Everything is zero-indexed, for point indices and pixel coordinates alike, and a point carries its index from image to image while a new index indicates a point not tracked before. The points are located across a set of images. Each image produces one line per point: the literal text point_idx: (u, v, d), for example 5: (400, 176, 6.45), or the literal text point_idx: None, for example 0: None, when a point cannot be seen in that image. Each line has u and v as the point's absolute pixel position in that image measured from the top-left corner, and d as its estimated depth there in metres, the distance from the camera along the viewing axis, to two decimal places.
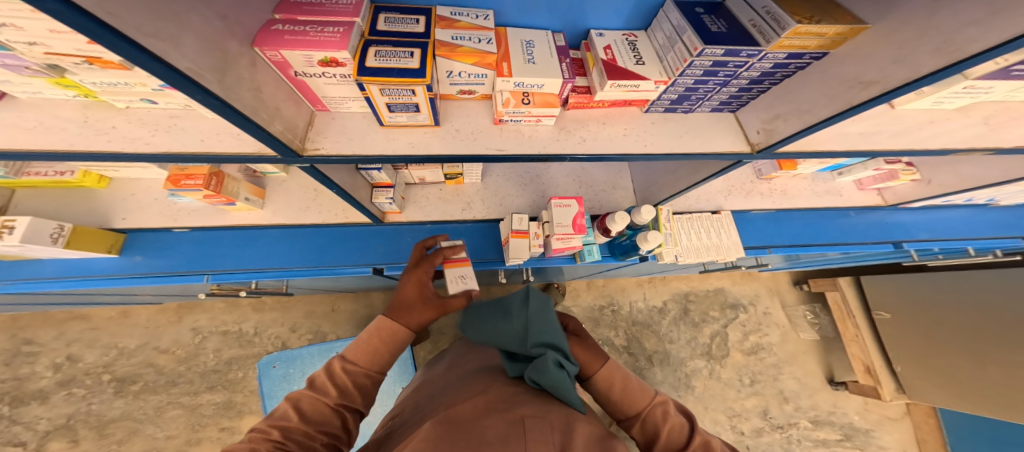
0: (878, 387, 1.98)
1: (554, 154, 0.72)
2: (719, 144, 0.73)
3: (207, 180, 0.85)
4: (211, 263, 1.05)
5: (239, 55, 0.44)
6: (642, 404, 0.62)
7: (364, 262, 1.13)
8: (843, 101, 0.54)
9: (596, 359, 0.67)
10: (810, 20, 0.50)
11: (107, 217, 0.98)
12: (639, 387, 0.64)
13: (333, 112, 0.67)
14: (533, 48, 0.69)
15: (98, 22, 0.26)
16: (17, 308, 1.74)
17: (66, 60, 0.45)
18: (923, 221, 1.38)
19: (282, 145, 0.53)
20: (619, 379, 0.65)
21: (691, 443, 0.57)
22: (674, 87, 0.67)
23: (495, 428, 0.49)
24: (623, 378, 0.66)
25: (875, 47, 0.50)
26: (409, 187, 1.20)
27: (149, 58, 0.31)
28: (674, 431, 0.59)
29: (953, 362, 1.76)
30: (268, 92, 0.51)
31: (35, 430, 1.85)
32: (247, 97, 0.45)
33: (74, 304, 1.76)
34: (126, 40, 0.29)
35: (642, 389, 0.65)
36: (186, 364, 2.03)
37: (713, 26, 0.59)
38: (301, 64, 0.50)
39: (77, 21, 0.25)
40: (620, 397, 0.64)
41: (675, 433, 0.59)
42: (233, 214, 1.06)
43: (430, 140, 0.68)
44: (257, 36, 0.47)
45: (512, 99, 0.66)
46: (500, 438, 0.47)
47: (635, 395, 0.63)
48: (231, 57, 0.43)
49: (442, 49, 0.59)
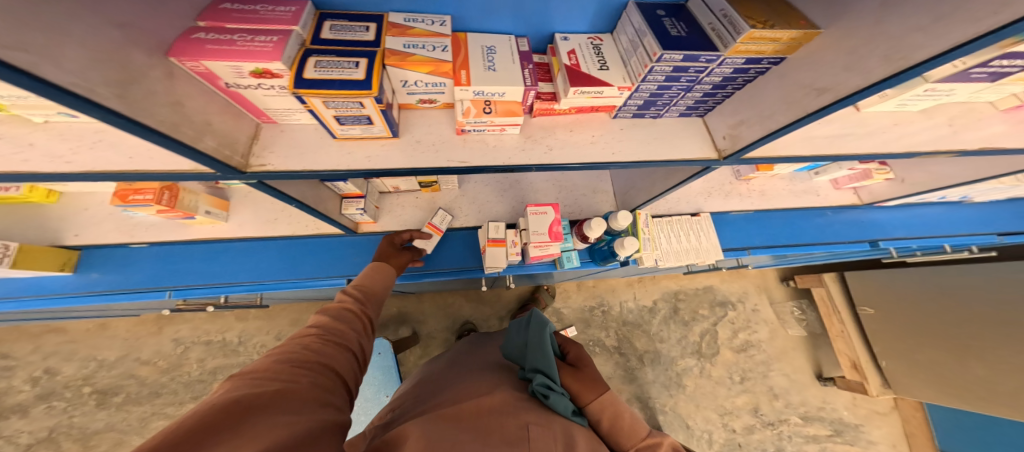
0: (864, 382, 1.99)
1: (518, 163, 0.69)
2: (687, 151, 0.71)
3: (158, 195, 0.82)
4: (176, 278, 1.02)
5: (150, 68, 0.41)
6: (628, 446, 0.59)
7: (338, 273, 1.10)
8: (801, 108, 0.52)
9: (589, 390, 0.65)
10: (765, 24, 0.48)
11: (59, 234, 0.93)
12: (628, 427, 0.60)
13: (282, 124, 0.63)
14: (494, 54, 0.67)
15: None
16: None
17: None
18: (902, 218, 1.38)
19: (216, 162, 0.50)
20: (610, 413, 0.62)
21: None
22: (638, 93, 0.65)
23: (505, 430, 0.52)
24: (613, 414, 0.62)
25: (829, 52, 0.48)
26: (384, 195, 1.17)
27: (26, 76, 0.28)
28: None
29: (933, 356, 1.78)
30: (193, 105, 0.48)
31: (13, 446, 1.80)
32: (163, 112, 0.42)
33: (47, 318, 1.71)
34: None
35: (632, 428, 0.60)
36: (169, 375, 1.99)
37: (673, 30, 0.57)
38: (230, 75, 0.47)
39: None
40: (608, 433, 0.61)
41: None
42: (198, 227, 1.02)
43: (388, 152, 0.65)
44: (177, 45, 0.44)
45: (472, 109, 0.63)
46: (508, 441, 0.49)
47: (622, 434, 0.60)
48: (138, 70, 0.39)
49: (392, 58, 0.56)
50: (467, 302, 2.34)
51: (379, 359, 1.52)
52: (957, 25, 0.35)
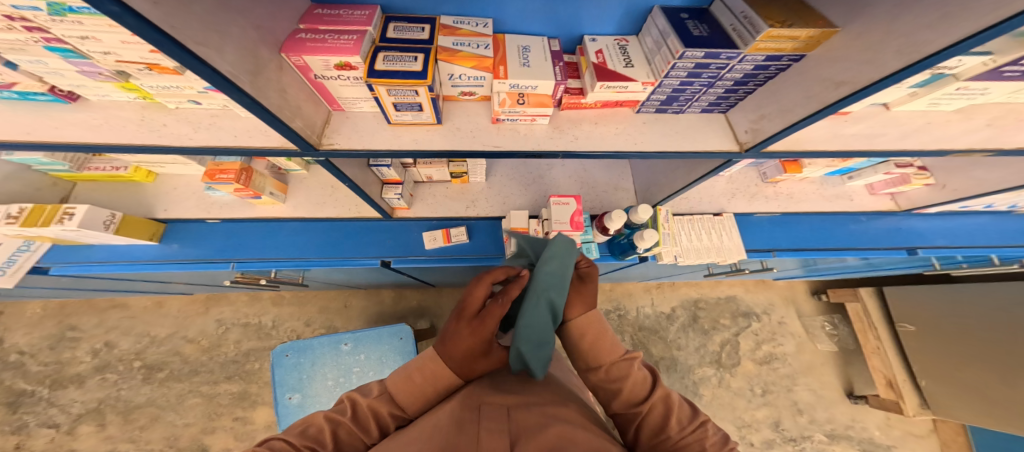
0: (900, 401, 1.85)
1: (547, 150, 0.76)
2: (707, 144, 0.75)
3: (238, 175, 0.95)
4: (238, 252, 1.14)
5: (270, 61, 0.52)
6: (606, 360, 0.64)
7: (373, 255, 1.20)
8: (820, 100, 0.55)
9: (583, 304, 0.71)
10: (782, 23, 0.52)
11: (152, 208, 1.09)
12: (608, 346, 0.65)
13: (348, 112, 0.74)
14: (529, 52, 0.75)
15: (165, 33, 0.34)
16: (66, 294, 1.90)
17: (131, 67, 0.53)
18: (944, 228, 1.31)
19: (301, 139, 0.60)
20: (597, 330, 0.67)
21: (651, 396, 0.58)
22: (660, 89, 0.70)
23: (449, 415, 0.52)
24: (597, 333, 0.67)
25: (845, 48, 0.52)
26: (418, 185, 1.27)
27: (203, 64, 0.38)
28: (637, 386, 0.60)
29: (985, 378, 1.66)
30: (292, 93, 0.58)
31: (65, 415, 1.96)
32: (274, 97, 0.53)
33: (118, 291, 1.92)
34: (182, 48, 0.36)
35: (612, 348, 0.65)
36: (209, 354, 2.16)
37: (695, 31, 0.63)
38: (320, 68, 0.58)
39: (149, 34, 0.32)
40: (589, 347, 0.66)
41: (637, 388, 0.60)
42: (260, 207, 1.16)
43: (433, 136, 0.74)
44: (286, 45, 0.54)
45: (507, 100, 0.71)
46: (453, 423, 0.50)
47: (600, 351, 0.65)
48: (263, 61, 0.50)
49: (443, 54, 0.65)
50: None
51: (401, 344, 1.57)
52: (962, 23, 0.38)
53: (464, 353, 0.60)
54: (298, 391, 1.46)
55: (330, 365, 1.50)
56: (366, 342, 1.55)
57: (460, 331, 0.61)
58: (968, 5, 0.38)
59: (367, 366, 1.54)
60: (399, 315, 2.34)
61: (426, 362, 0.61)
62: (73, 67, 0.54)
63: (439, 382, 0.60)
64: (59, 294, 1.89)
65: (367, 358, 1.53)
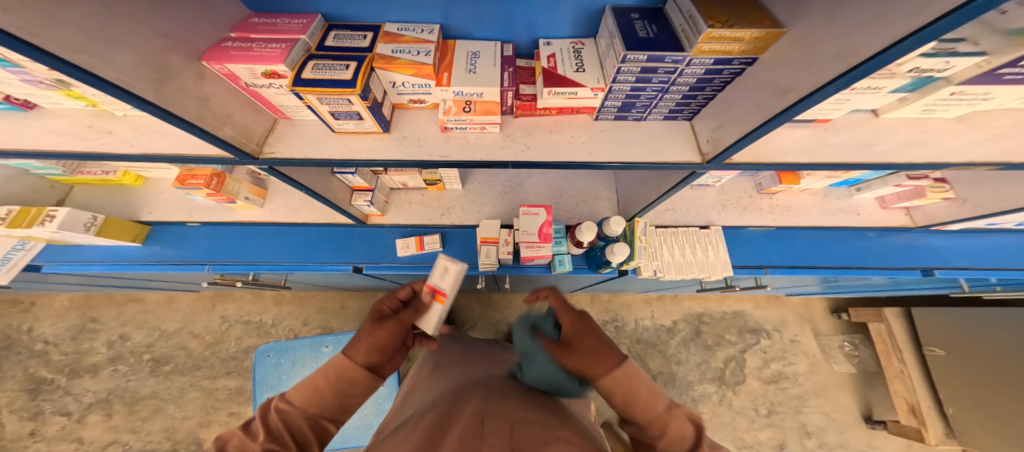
0: (921, 429, 1.77)
1: (495, 160, 0.72)
2: (667, 154, 0.69)
3: (208, 180, 0.97)
4: (216, 254, 1.18)
5: (184, 69, 0.52)
6: (640, 419, 0.52)
7: (345, 260, 1.19)
8: (768, 109, 0.49)
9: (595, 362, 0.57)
10: (724, 23, 0.46)
11: (138, 211, 1.14)
12: (643, 401, 0.52)
13: (294, 120, 0.73)
14: (477, 58, 0.72)
15: (26, 43, 0.34)
16: (83, 288, 2.02)
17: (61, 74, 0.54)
18: (968, 248, 1.16)
19: (232, 148, 0.60)
20: (625, 385, 0.54)
21: None
22: (612, 94, 0.65)
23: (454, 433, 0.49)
24: (626, 391, 0.54)
25: (789, 50, 0.46)
26: (394, 191, 1.26)
27: (81, 72, 0.38)
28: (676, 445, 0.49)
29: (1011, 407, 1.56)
30: (218, 100, 0.58)
31: (78, 403, 2.10)
32: (190, 105, 0.52)
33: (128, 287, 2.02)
34: (56, 58, 0.36)
35: (647, 405, 0.52)
36: (211, 350, 2.25)
37: (642, 31, 0.57)
38: (248, 76, 0.57)
39: (13, 43, 0.33)
40: (624, 400, 0.55)
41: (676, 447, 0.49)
42: (239, 211, 1.19)
43: (377, 145, 0.72)
44: (207, 54, 0.54)
45: (452, 108, 0.69)
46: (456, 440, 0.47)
47: (635, 407, 0.53)
48: (173, 70, 0.50)
49: (379, 62, 0.63)
50: (478, 304, 2.31)
51: None
52: (898, 22, 0.33)
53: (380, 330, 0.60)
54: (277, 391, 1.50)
55: (309, 367, 1.53)
56: None
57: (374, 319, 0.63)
58: (902, 1, 0.33)
59: None
60: None
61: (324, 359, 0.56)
62: (13, 76, 0.55)
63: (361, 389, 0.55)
64: (77, 288, 2.01)
65: None
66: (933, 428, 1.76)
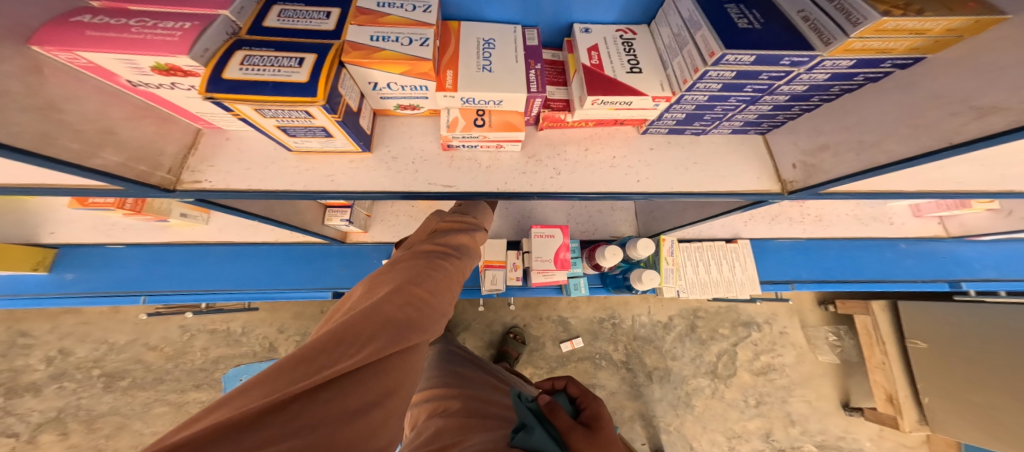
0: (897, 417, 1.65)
1: (515, 190, 0.55)
2: (738, 181, 0.55)
3: (120, 198, 0.77)
4: (154, 282, 0.95)
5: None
6: None
7: (322, 285, 1.00)
8: (940, 135, 0.34)
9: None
10: (906, 9, 0.30)
11: (35, 230, 0.87)
12: None
13: (229, 131, 0.51)
14: (492, 49, 0.52)
15: None
16: None
17: None
18: (995, 256, 1.12)
19: (121, 180, 0.37)
20: None
21: None
22: (679, 105, 0.49)
23: None
24: None
25: (1008, 48, 0.30)
26: (377, 201, 1.06)
27: None
28: None
29: (992, 398, 1.44)
30: (80, 109, 0.35)
31: (24, 424, 1.78)
32: (16, 121, 0.29)
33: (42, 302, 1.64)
34: None
35: None
36: (173, 363, 1.86)
37: (741, 20, 0.40)
38: (130, 72, 0.34)
39: None
40: None
41: None
42: (179, 228, 0.95)
43: (356, 170, 0.53)
44: (41, 30, 0.31)
45: (459, 120, 0.50)
46: None
47: None
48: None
49: (352, 54, 0.42)
50: (471, 307, 2.12)
51: None
52: None
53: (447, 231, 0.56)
54: None
55: None
56: None
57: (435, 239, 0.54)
58: None
59: None
60: None
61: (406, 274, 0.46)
62: None
63: (441, 286, 0.47)
64: None
65: None
66: (907, 415, 1.65)
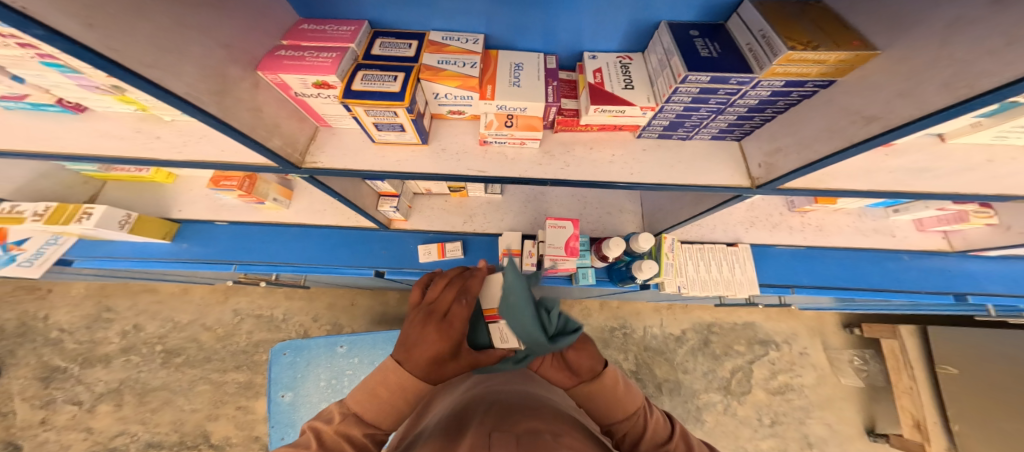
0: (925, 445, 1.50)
1: (534, 177, 0.71)
2: (716, 177, 0.67)
3: (241, 182, 0.98)
4: (239, 254, 1.17)
5: (241, 79, 0.50)
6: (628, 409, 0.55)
7: (367, 264, 1.18)
8: (845, 137, 0.47)
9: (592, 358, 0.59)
10: (806, 46, 0.44)
11: (167, 208, 1.15)
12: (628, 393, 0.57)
13: (335, 128, 0.71)
14: (521, 70, 0.70)
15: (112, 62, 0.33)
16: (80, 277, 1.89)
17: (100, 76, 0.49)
18: (1004, 273, 1.13)
19: (278, 158, 0.58)
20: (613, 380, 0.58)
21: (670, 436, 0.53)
22: (662, 113, 0.63)
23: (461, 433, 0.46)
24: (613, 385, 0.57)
25: (885, 75, 0.43)
26: (417, 196, 1.25)
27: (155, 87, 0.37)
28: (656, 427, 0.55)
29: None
30: (267, 109, 0.55)
31: (89, 393, 1.98)
32: (241, 115, 0.50)
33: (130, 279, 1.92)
34: (133, 74, 0.36)
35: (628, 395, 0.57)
36: (223, 343, 2.10)
37: (704, 50, 0.55)
38: (299, 86, 0.54)
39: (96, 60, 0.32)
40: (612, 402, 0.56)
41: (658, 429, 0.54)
42: (264, 211, 1.19)
43: (416, 158, 0.70)
44: (260, 63, 0.52)
45: (495, 122, 0.67)
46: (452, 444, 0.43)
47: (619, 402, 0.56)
48: (230, 80, 0.48)
49: (426, 73, 0.61)
50: None
51: None
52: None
53: (416, 343, 0.51)
54: (291, 390, 1.46)
55: (324, 366, 1.50)
56: (360, 345, 1.53)
57: (422, 334, 0.51)
58: None
59: (360, 370, 1.53)
60: (404, 317, 2.17)
61: (386, 375, 0.49)
62: (71, 81, 0.52)
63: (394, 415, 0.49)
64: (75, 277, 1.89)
65: (360, 362, 1.52)
66: (936, 443, 1.51)
